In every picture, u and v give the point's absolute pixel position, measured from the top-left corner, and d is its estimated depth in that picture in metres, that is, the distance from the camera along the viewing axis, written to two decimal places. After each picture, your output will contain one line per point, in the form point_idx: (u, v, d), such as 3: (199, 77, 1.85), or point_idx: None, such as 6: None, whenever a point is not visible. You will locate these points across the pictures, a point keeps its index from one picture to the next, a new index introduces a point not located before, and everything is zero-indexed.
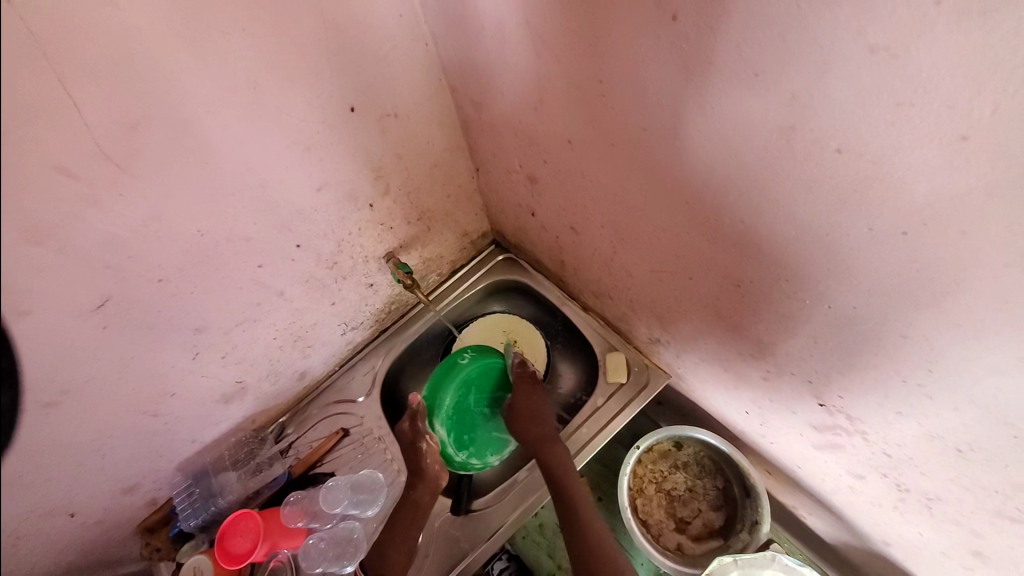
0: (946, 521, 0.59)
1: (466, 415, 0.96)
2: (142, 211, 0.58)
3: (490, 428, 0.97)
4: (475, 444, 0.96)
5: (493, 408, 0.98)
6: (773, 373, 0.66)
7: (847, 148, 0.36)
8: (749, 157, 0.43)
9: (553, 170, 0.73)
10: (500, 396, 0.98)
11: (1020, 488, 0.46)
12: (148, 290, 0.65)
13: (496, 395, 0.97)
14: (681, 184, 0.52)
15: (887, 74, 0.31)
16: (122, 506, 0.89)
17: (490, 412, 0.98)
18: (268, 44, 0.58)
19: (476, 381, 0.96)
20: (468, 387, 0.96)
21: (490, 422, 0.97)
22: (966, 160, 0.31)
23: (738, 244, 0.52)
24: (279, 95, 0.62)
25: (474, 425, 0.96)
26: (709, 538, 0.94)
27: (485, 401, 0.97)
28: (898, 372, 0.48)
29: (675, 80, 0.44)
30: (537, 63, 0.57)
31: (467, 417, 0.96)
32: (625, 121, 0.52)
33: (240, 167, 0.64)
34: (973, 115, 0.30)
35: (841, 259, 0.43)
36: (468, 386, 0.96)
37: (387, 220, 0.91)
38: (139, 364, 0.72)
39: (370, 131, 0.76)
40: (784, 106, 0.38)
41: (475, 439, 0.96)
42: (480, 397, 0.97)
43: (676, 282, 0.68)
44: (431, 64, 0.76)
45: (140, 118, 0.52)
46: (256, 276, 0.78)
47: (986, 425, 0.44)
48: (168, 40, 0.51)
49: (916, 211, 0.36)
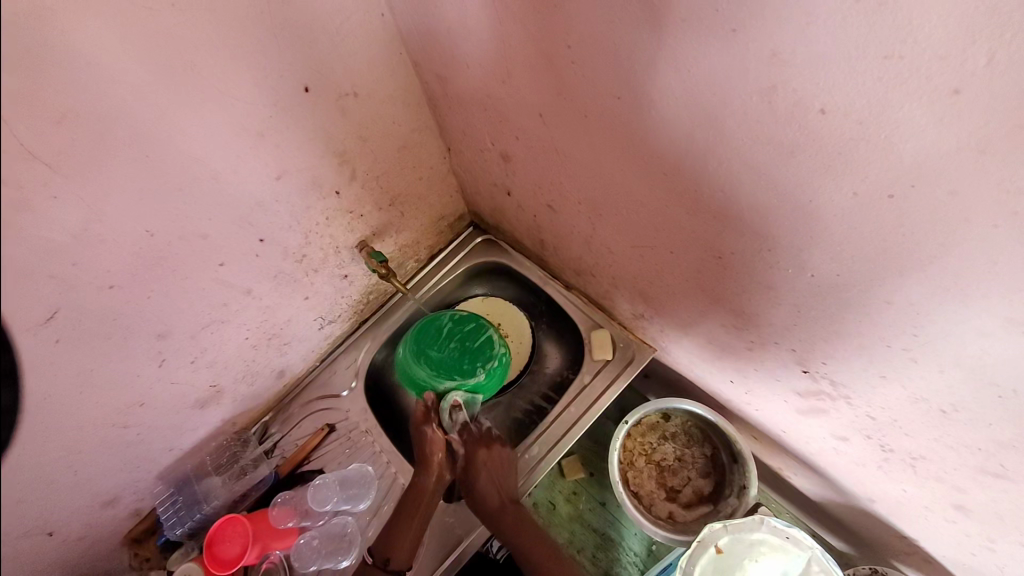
0: (929, 477, 0.60)
1: (447, 362, 0.93)
2: (82, 214, 0.53)
3: (473, 347, 0.95)
4: (479, 359, 0.94)
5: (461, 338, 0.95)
6: (758, 344, 0.65)
7: (831, 108, 0.34)
8: (728, 123, 0.41)
9: (526, 146, 0.70)
10: (457, 327, 0.96)
11: (1004, 445, 0.47)
12: (101, 297, 0.61)
13: (452, 332, 0.96)
14: (658, 155, 0.50)
15: (874, 25, 0.29)
16: (102, 521, 0.86)
17: (465, 341, 0.95)
18: (202, 20, 0.52)
19: (427, 337, 0.95)
20: (425, 349, 0.94)
21: (473, 344, 0.95)
22: (956, 116, 0.29)
23: (719, 215, 0.50)
24: (222, 78, 0.57)
25: (461, 359, 0.93)
26: (699, 505, 0.95)
27: (447, 342, 0.95)
28: (882, 338, 0.47)
29: (648, 43, 0.41)
30: (500, 29, 0.53)
31: (450, 360, 0.93)
32: (597, 90, 0.49)
33: (187, 160, 0.59)
34: (966, 66, 0.28)
35: (825, 225, 0.42)
36: (424, 351, 0.94)
37: (356, 207, 0.86)
38: (101, 376, 0.68)
39: (328, 113, 0.71)
40: (765, 64, 0.35)
41: (472, 358, 0.94)
42: (439, 347, 0.94)
43: (658, 258, 0.66)
44: (390, 37, 0.71)
45: (64, 111, 0.47)
46: (218, 275, 0.73)
47: (971, 386, 0.44)
48: (85, 19, 0.45)
49: (903, 172, 0.34)
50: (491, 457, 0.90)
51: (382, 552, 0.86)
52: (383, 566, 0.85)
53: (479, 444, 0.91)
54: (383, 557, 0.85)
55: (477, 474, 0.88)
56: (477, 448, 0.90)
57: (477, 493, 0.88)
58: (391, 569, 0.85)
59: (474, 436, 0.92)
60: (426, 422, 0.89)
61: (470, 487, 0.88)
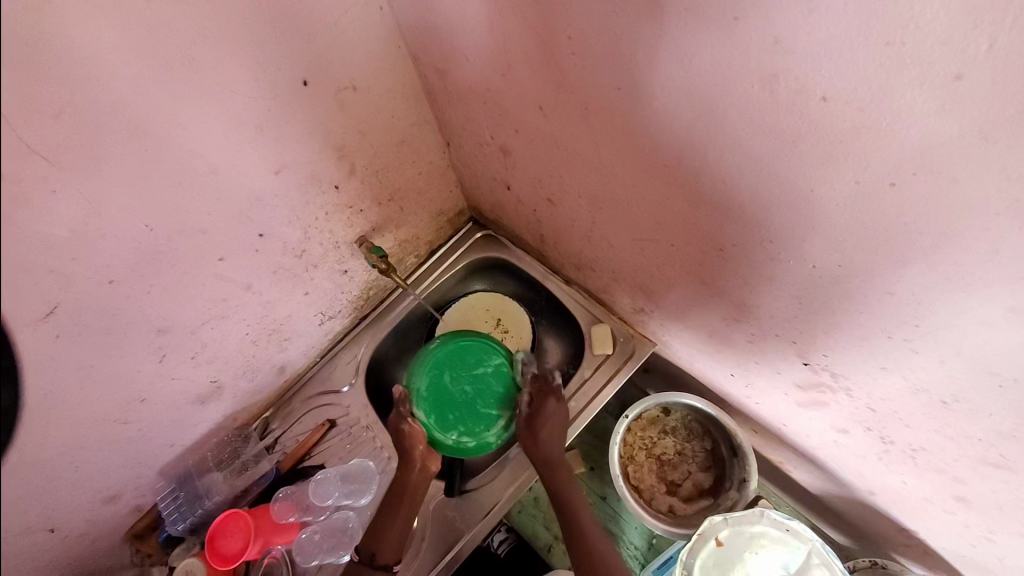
0: (929, 469, 0.61)
1: (444, 400, 0.86)
2: (81, 208, 0.53)
3: (476, 406, 0.86)
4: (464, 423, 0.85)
5: (474, 387, 0.87)
6: (758, 337, 0.65)
7: (832, 97, 0.34)
8: (728, 113, 0.41)
9: (526, 139, 0.69)
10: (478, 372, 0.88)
11: (1004, 435, 0.47)
12: (100, 293, 0.60)
13: (472, 374, 0.88)
14: (658, 147, 0.50)
15: (875, 11, 0.29)
16: (104, 517, 0.86)
17: (472, 394, 0.87)
18: (201, 13, 0.52)
19: (459, 363, 0.88)
20: (445, 371, 0.87)
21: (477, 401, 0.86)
22: (959, 101, 0.29)
23: (718, 207, 0.50)
24: (220, 71, 0.56)
25: (456, 408, 0.86)
26: (699, 498, 0.96)
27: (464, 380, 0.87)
28: (883, 329, 0.47)
29: (648, 33, 0.40)
30: (500, 21, 0.53)
31: (449, 401, 0.86)
32: (598, 82, 0.49)
33: (186, 154, 0.59)
34: (969, 51, 0.27)
35: (823, 215, 0.42)
36: (445, 369, 0.88)
37: (355, 202, 0.86)
38: (101, 372, 0.67)
39: (327, 106, 0.70)
40: (766, 52, 0.35)
41: (464, 419, 0.85)
42: (456, 380, 0.87)
43: (658, 251, 0.66)
44: (388, 30, 0.70)
45: (62, 105, 0.47)
46: (217, 271, 0.73)
47: (972, 376, 0.44)
48: (83, 12, 0.45)
49: (904, 160, 0.34)
50: (558, 408, 0.87)
51: (368, 547, 0.83)
52: (369, 562, 0.82)
53: (549, 394, 0.89)
54: (369, 552, 0.82)
55: (546, 425, 0.85)
56: (548, 397, 0.88)
57: (542, 444, 0.85)
58: (377, 565, 0.82)
59: (542, 387, 0.89)
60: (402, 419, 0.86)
61: (535, 437, 0.85)
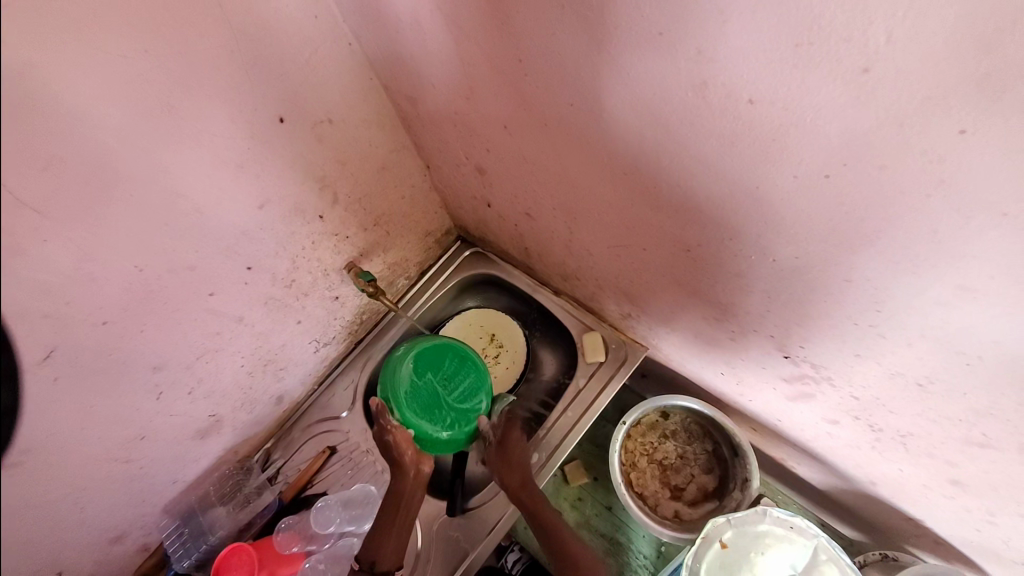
0: (921, 454, 0.60)
1: (425, 397, 0.87)
2: (70, 253, 0.55)
3: (456, 400, 0.88)
4: (449, 416, 0.87)
5: (451, 385, 0.89)
6: (739, 333, 0.66)
7: (759, 98, 0.36)
8: (672, 120, 0.43)
9: (497, 158, 0.72)
10: (454, 371, 0.90)
11: (982, 414, 0.47)
12: (94, 334, 0.62)
13: (450, 372, 0.89)
14: (615, 156, 0.52)
15: (783, 16, 0.31)
16: (110, 558, 0.86)
17: (454, 390, 0.89)
18: (177, 63, 0.55)
19: (430, 360, 0.89)
20: (425, 369, 0.88)
21: (457, 395, 0.88)
22: (870, 92, 0.31)
23: (679, 209, 0.52)
24: (199, 115, 0.59)
25: (440, 403, 0.87)
26: (704, 501, 0.95)
27: (442, 377, 0.89)
28: (850, 317, 0.48)
29: (588, 51, 0.43)
30: (457, 49, 0.56)
31: (433, 400, 0.87)
32: (551, 99, 0.51)
33: (170, 195, 0.61)
34: (871, 46, 0.29)
35: (774, 211, 0.43)
36: (423, 370, 0.88)
37: (340, 230, 0.88)
38: (99, 412, 0.69)
39: (306, 140, 0.73)
40: (693, 62, 0.37)
41: (449, 413, 0.87)
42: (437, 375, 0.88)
43: (632, 256, 0.68)
44: (359, 63, 0.74)
45: (48, 158, 0.49)
46: (209, 305, 0.75)
47: (941, 356, 0.45)
48: (65, 72, 0.47)
49: (836, 152, 0.35)
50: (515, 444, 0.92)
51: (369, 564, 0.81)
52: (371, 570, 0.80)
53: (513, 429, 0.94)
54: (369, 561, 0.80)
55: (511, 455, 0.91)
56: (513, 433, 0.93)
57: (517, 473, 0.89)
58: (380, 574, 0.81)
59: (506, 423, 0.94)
60: (386, 431, 0.85)
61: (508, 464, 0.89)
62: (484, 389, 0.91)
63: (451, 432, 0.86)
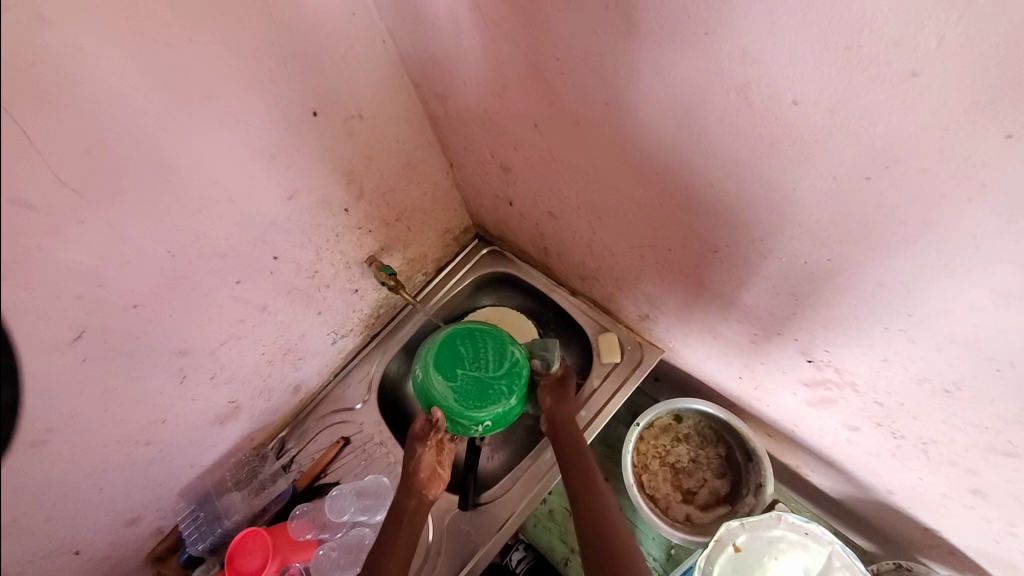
0: (943, 462, 0.60)
1: (471, 389, 0.87)
2: (107, 236, 0.56)
3: (495, 369, 0.89)
4: (504, 385, 0.88)
5: (482, 362, 0.90)
6: (761, 336, 0.66)
7: (802, 100, 0.36)
8: (708, 120, 0.43)
9: (524, 156, 0.73)
10: (475, 352, 0.90)
11: (1010, 422, 0.47)
12: (125, 316, 0.64)
13: (473, 354, 0.90)
14: (648, 155, 0.52)
15: (830, 18, 0.31)
16: (127, 539, 0.88)
17: (488, 364, 0.89)
18: (219, 53, 0.56)
19: (447, 354, 0.89)
20: (450, 367, 0.88)
21: (494, 366, 0.89)
22: (916, 96, 0.31)
23: (710, 209, 0.52)
24: (237, 106, 0.61)
25: (486, 383, 0.88)
26: (716, 506, 0.95)
27: (469, 363, 0.89)
28: (879, 321, 0.48)
29: (628, 50, 0.43)
30: (494, 46, 0.56)
31: (479, 385, 0.88)
32: (586, 97, 0.52)
33: (204, 182, 0.63)
34: (920, 49, 0.29)
35: (806, 212, 0.44)
36: (449, 366, 0.89)
37: (364, 223, 0.90)
38: (125, 393, 0.70)
39: (336, 134, 0.74)
40: (737, 62, 0.37)
41: (500, 384, 0.88)
42: (463, 361, 0.89)
43: (656, 256, 0.68)
44: (391, 60, 0.75)
45: (93, 141, 0.51)
46: (234, 292, 0.76)
47: (970, 362, 0.45)
48: (114, 58, 0.49)
49: (876, 155, 0.36)
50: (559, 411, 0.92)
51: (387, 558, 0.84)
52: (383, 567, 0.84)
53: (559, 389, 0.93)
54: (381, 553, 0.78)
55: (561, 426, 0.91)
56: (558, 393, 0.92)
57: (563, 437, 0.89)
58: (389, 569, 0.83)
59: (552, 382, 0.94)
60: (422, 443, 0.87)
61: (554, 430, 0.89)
62: (505, 340, 0.92)
63: (516, 392, 0.88)
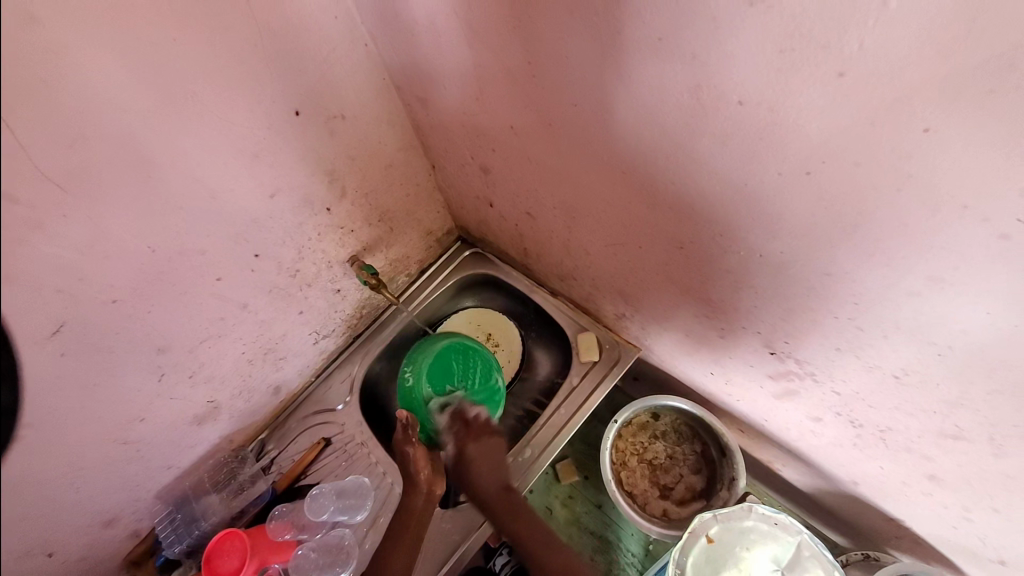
0: (899, 449, 0.63)
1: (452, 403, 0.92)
2: (88, 231, 0.57)
3: (479, 391, 0.94)
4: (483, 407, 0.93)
5: (469, 381, 0.95)
6: (728, 330, 0.69)
7: (748, 99, 0.39)
8: (669, 120, 0.46)
9: (502, 158, 0.75)
10: (465, 369, 0.96)
11: (953, 404, 0.50)
12: (104, 312, 0.64)
13: (463, 370, 0.96)
14: (616, 155, 0.55)
15: (768, 24, 0.34)
16: (101, 542, 0.87)
17: (475, 383, 0.94)
18: (202, 52, 0.58)
19: (439, 367, 0.95)
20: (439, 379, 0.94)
21: (478, 386, 0.94)
22: (847, 93, 0.34)
23: (675, 205, 0.55)
24: (220, 105, 0.62)
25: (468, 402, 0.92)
26: (692, 501, 0.97)
27: (458, 379, 0.95)
28: (830, 310, 0.51)
29: (594, 55, 0.46)
30: (470, 51, 0.59)
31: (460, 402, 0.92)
32: (558, 100, 0.54)
33: (187, 179, 0.64)
34: (844, 52, 0.33)
35: (760, 207, 0.47)
36: (438, 376, 0.94)
37: (346, 223, 0.91)
38: (102, 390, 0.70)
39: (319, 134, 0.76)
40: (689, 66, 0.40)
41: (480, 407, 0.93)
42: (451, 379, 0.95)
43: (629, 254, 0.71)
44: (374, 63, 0.77)
45: (75, 136, 0.52)
46: (216, 290, 0.77)
47: (914, 347, 0.48)
48: (96, 55, 0.50)
49: (813, 151, 0.39)
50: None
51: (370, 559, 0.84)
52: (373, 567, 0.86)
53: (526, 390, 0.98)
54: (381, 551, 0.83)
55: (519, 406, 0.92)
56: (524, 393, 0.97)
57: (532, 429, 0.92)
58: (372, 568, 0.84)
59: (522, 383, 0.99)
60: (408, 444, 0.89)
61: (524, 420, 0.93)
62: (496, 366, 0.98)
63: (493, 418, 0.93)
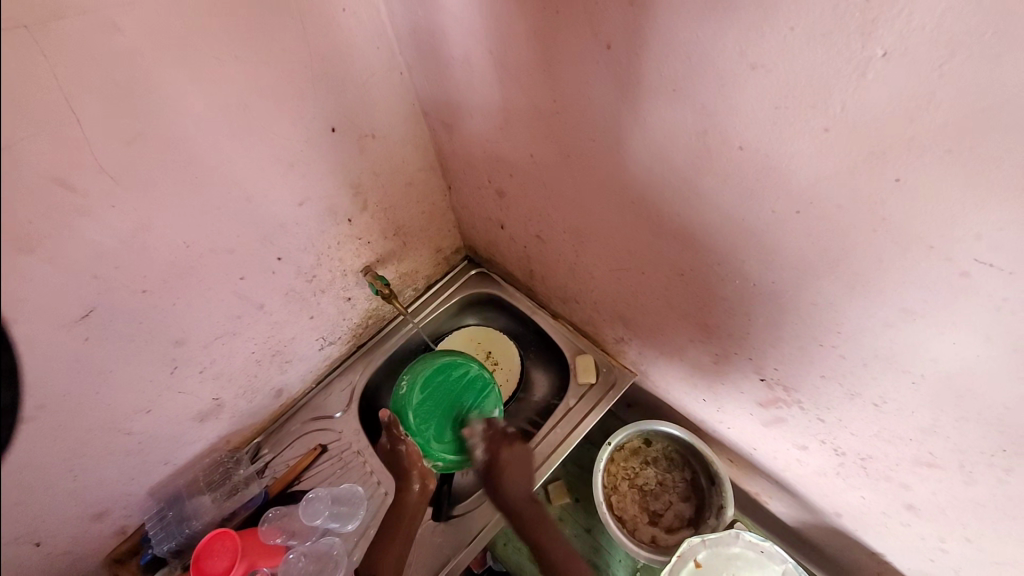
0: (879, 477, 0.66)
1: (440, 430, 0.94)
2: (131, 221, 0.61)
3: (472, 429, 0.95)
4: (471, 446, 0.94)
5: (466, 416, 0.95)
6: (721, 356, 0.73)
7: (746, 145, 0.45)
8: (678, 158, 0.52)
9: (518, 183, 0.81)
10: (465, 402, 0.96)
11: (927, 432, 0.55)
12: (132, 301, 0.67)
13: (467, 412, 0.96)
14: (627, 187, 0.61)
15: (766, 83, 0.40)
16: (88, 536, 0.86)
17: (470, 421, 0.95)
18: (257, 69, 0.63)
19: (441, 392, 0.96)
20: (439, 415, 0.95)
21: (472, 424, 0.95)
22: (831, 145, 0.40)
23: (678, 234, 0.60)
24: (266, 116, 0.68)
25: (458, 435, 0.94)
26: (680, 528, 0.99)
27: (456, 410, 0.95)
28: (816, 338, 0.56)
29: (614, 97, 0.52)
30: (500, 85, 0.65)
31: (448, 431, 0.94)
32: (578, 134, 0.60)
33: (227, 182, 0.68)
34: (830, 111, 0.39)
35: (755, 239, 0.52)
36: (438, 401, 0.95)
37: (364, 234, 0.96)
38: (116, 377, 0.72)
39: (351, 150, 0.82)
40: (698, 114, 0.47)
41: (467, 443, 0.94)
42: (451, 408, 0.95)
43: (632, 279, 0.76)
44: (406, 90, 0.84)
45: (134, 135, 0.56)
46: (237, 288, 0.80)
47: (891, 375, 0.52)
48: (166, 64, 0.55)
49: (803, 193, 0.45)
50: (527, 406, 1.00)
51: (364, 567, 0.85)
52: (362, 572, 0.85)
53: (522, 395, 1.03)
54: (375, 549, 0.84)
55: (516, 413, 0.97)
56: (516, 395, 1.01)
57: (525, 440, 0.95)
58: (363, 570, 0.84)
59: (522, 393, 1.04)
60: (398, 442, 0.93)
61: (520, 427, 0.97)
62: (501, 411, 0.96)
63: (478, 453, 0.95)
